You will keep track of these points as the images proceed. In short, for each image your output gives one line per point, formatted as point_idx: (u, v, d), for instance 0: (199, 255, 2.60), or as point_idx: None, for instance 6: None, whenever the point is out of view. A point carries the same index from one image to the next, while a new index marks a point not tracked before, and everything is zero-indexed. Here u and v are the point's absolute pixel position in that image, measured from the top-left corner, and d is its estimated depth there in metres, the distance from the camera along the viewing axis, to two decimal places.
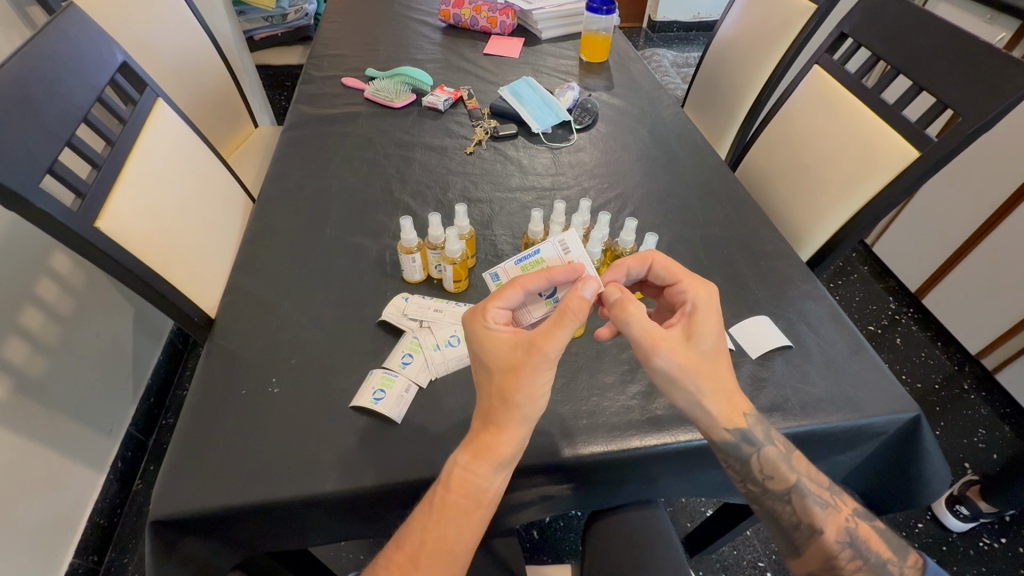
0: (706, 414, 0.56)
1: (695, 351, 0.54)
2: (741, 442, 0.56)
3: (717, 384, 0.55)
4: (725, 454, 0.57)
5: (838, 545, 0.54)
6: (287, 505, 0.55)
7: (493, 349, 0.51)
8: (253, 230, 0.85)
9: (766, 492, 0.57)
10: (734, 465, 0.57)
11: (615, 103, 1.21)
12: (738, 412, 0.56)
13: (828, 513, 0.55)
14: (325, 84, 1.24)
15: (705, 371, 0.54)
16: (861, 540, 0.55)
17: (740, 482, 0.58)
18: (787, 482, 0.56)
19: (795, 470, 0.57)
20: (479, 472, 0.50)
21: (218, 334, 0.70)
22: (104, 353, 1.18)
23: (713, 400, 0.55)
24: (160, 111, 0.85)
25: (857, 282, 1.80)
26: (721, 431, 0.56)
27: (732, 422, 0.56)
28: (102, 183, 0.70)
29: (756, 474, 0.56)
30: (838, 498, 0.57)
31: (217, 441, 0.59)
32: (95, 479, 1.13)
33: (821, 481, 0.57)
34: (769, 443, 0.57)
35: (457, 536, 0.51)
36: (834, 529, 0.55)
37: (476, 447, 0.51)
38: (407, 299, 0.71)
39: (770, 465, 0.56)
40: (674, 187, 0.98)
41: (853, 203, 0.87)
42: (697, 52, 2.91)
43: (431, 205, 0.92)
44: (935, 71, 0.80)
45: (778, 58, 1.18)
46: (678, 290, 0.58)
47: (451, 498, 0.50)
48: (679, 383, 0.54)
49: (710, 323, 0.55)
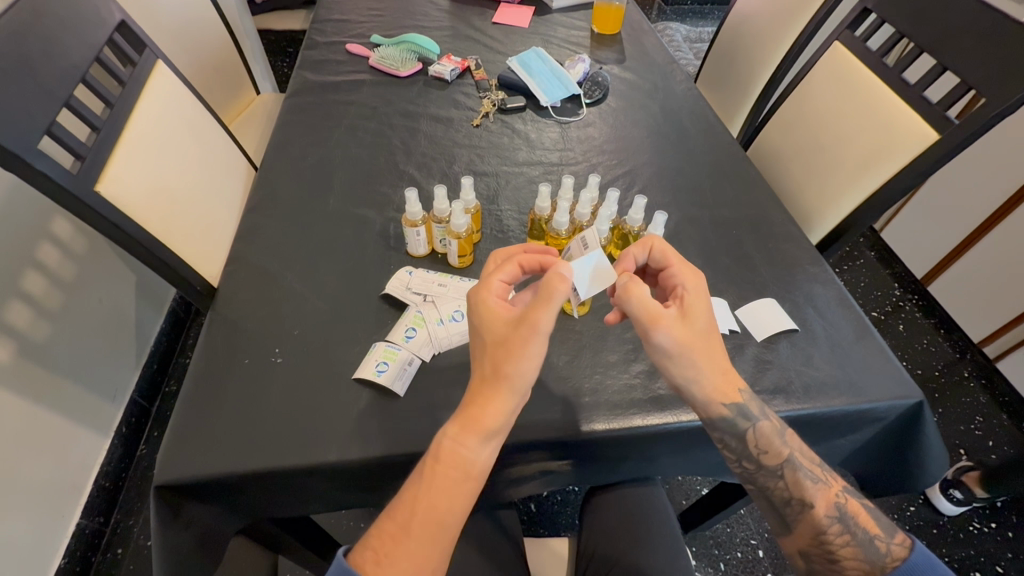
0: (702, 390, 0.55)
1: (691, 330, 0.54)
2: (737, 416, 0.56)
3: (712, 359, 0.55)
4: (721, 432, 0.57)
5: (827, 519, 0.54)
6: (290, 473, 0.56)
7: (491, 325, 0.52)
8: (255, 199, 0.83)
9: (760, 468, 0.57)
10: (730, 443, 0.57)
11: (626, 77, 1.18)
12: (734, 386, 0.56)
13: (818, 488, 0.55)
14: (329, 50, 1.20)
15: (701, 350, 0.54)
16: (850, 515, 0.54)
17: (735, 460, 0.58)
18: (781, 456, 0.56)
19: (789, 445, 0.57)
20: (467, 444, 0.50)
21: (221, 303, 0.69)
22: (106, 319, 1.18)
23: (708, 376, 0.55)
24: (161, 74, 0.82)
25: (862, 267, 1.78)
26: (717, 406, 0.55)
27: (729, 398, 0.56)
28: (102, 147, 0.68)
29: (751, 450, 0.56)
30: (829, 475, 0.57)
31: (221, 409, 0.59)
32: (99, 442, 1.15)
33: (815, 458, 0.57)
34: (763, 418, 0.57)
35: (434, 504, 0.49)
36: (823, 504, 0.54)
37: (464, 419, 0.50)
38: (411, 273, 0.71)
39: (765, 440, 0.56)
40: (684, 165, 0.96)
41: (867, 186, 0.85)
42: (710, 27, 2.83)
43: (436, 177, 0.90)
44: (960, 50, 0.77)
45: (797, 33, 1.14)
46: (671, 276, 0.58)
47: (441, 468, 0.50)
48: (676, 359, 0.54)
49: (701, 304, 0.55)
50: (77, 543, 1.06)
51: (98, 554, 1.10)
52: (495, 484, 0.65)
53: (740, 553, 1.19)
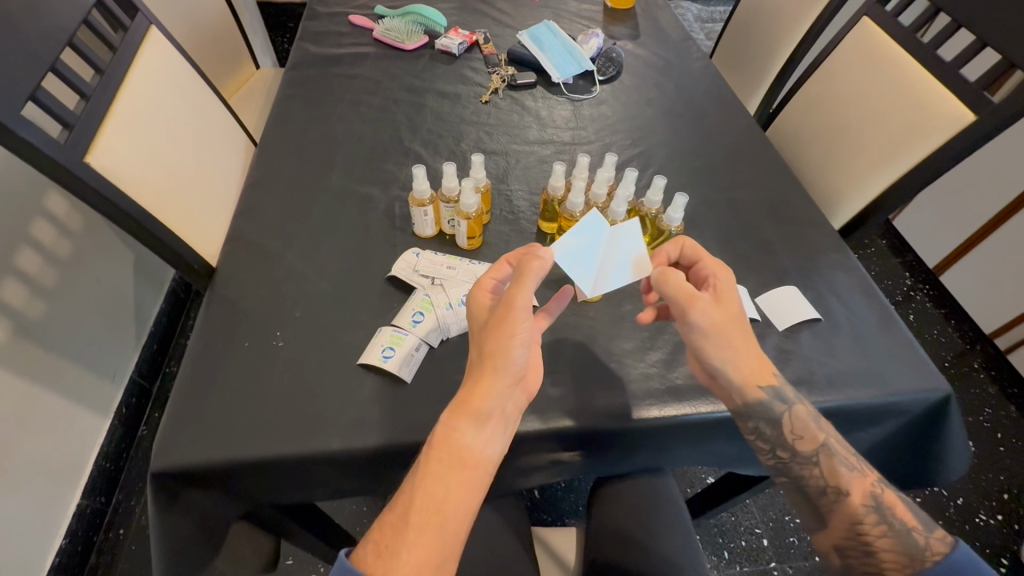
0: (737, 373, 0.55)
1: (727, 313, 0.56)
2: (774, 399, 0.55)
3: (744, 342, 0.55)
4: (753, 419, 0.55)
5: (864, 509, 0.50)
6: (293, 461, 0.54)
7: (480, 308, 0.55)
8: (254, 176, 0.80)
9: (795, 455, 0.54)
10: (764, 431, 0.55)
11: (640, 54, 1.13)
12: (767, 370, 0.56)
13: (854, 475, 0.52)
14: (331, 21, 1.15)
15: (736, 331, 0.55)
16: (887, 505, 0.50)
17: (769, 451, 0.55)
18: (816, 441, 0.53)
19: (824, 431, 0.54)
20: (461, 428, 0.49)
21: (220, 284, 0.67)
22: (104, 299, 1.16)
23: (744, 358, 0.55)
24: (155, 40, 0.78)
25: (874, 255, 1.74)
26: (754, 389, 0.55)
27: (763, 380, 0.55)
28: (91, 116, 0.64)
29: (786, 436, 0.54)
30: (865, 464, 0.53)
31: (221, 394, 0.57)
32: (99, 423, 1.13)
33: (852, 448, 0.54)
34: (799, 401, 0.55)
35: (434, 492, 0.47)
36: (859, 492, 0.51)
37: (458, 404, 0.50)
38: (418, 254, 0.68)
39: (801, 424, 0.54)
40: (702, 146, 0.92)
41: (894, 170, 0.82)
42: (723, 6, 2.74)
43: (443, 155, 0.87)
44: (1001, 26, 0.73)
45: (820, 9, 1.08)
46: (700, 269, 0.61)
47: (434, 454, 0.48)
48: (712, 340, 0.55)
49: (733, 292, 0.57)
50: (79, 524, 1.05)
51: (101, 535, 1.09)
52: (505, 474, 0.63)
53: (744, 542, 1.18)
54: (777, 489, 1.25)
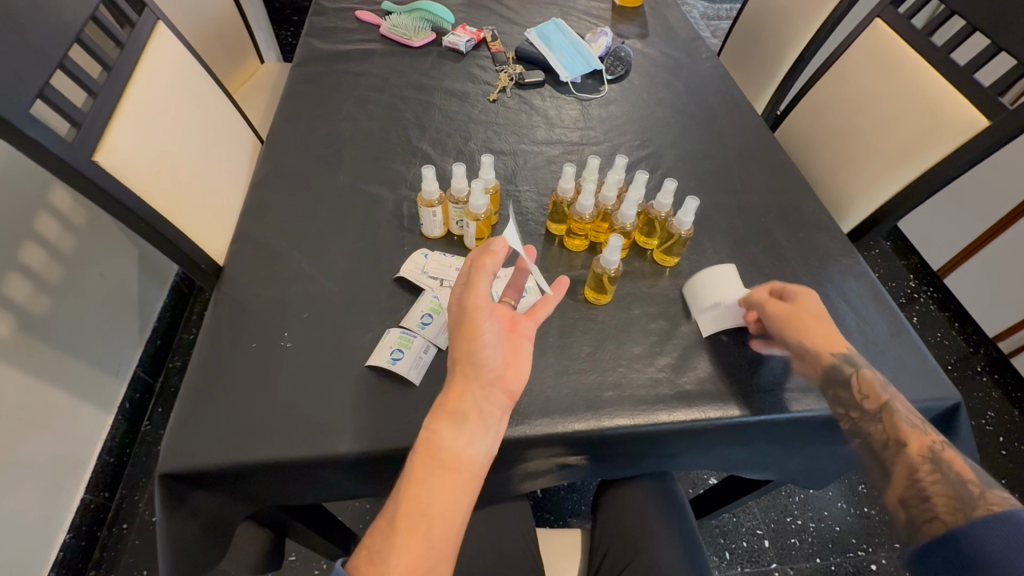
0: (817, 341, 0.60)
1: (808, 296, 0.63)
2: (848, 363, 0.59)
3: (817, 320, 0.61)
4: (829, 383, 0.59)
5: (920, 459, 0.51)
6: (301, 464, 0.54)
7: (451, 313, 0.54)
8: (261, 173, 0.80)
9: (862, 413, 0.56)
10: (835, 395, 0.58)
11: (649, 53, 1.12)
12: (842, 341, 0.61)
13: (914, 431, 0.53)
14: (338, 17, 1.14)
15: (817, 310, 0.62)
16: (946, 461, 0.50)
17: (841, 412, 0.58)
18: (880, 400, 0.56)
19: (889, 393, 0.57)
20: (440, 431, 0.49)
21: (227, 283, 0.66)
22: (107, 294, 1.15)
23: (824, 329, 0.61)
24: (162, 36, 0.77)
25: (879, 257, 1.74)
26: (832, 354, 0.59)
27: (834, 348, 0.60)
28: (99, 113, 0.63)
29: (854, 395, 0.57)
30: (930, 427, 0.54)
31: (229, 396, 0.57)
32: (102, 418, 1.13)
33: (916, 412, 0.56)
34: (865, 367, 0.59)
35: (419, 496, 0.47)
36: (917, 444, 0.52)
37: (436, 408, 0.50)
38: (426, 256, 0.68)
39: (867, 385, 0.57)
40: (711, 147, 0.91)
41: (905, 174, 0.81)
42: (730, 4, 2.72)
43: (451, 154, 0.86)
44: (1016, 31, 0.72)
45: (831, 9, 1.07)
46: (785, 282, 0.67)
47: (415, 460, 0.48)
48: (787, 327, 0.60)
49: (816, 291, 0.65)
50: (82, 519, 1.05)
51: (104, 530, 1.09)
52: (512, 477, 0.63)
53: (745, 542, 1.18)
54: (779, 491, 1.25)
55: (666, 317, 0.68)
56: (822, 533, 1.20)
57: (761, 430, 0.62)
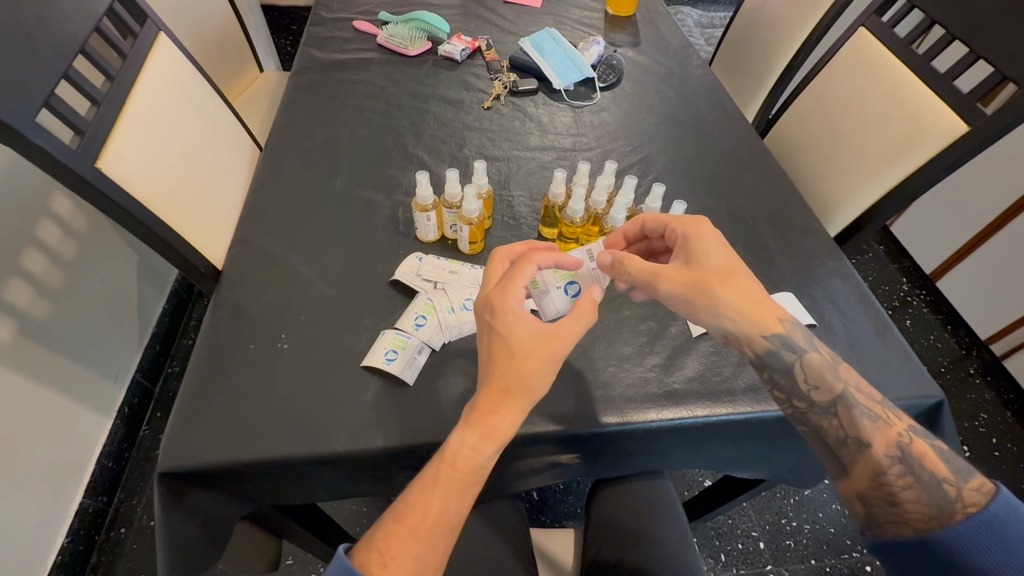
0: (740, 326, 0.54)
1: (699, 271, 0.55)
2: (784, 348, 0.54)
3: (730, 285, 0.54)
4: (769, 369, 0.54)
5: (888, 460, 0.48)
6: (297, 462, 0.55)
7: (516, 333, 0.50)
8: (260, 180, 0.81)
9: (813, 405, 0.52)
10: (779, 382, 0.54)
11: (641, 61, 1.14)
12: (773, 317, 0.54)
13: (877, 426, 0.49)
14: (336, 27, 1.17)
15: (718, 284, 0.54)
16: (915, 457, 0.48)
17: (785, 401, 0.54)
18: (833, 392, 0.51)
19: (843, 380, 0.52)
20: (486, 453, 0.48)
21: (226, 287, 0.68)
22: (107, 300, 1.17)
23: (738, 310, 0.54)
24: (164, 46, 0.79)
25: (871, 261, 1.75)
26: (760, 340, 0.54)
27: (769, 327, 0.54)
28: (102, 122, 0.65)
29: (801, 386, 0.53)
30: (892, 413, 0.50)
31: (227, 396, 0.58)
32: (101, 423, 1.14)
33: (873, 396, 0.51)
34: (811, 350, 0.54)
35: (445, 506, 0.47)
36: (883, 443, 0.48)
37: (486, 427, 0.48)
38: (421, 259, 0.69)
39: (814, 373, 0.52)
40: (701, 152, 0.93)
41: (889, 178, 0.83)
42: (723, 12, 2.76)
43: (446, 161, 0.88)
44: (994, 39, 0.74)
45: (818, 19, 1.10)
46: (672, 233, 0.60)
47: (457, 476, 0.47)
48: (695, 305, 0.54)
49: (705, 247, 0.56)
50: (80, 523, 1.06)
51: (102, 535, 1.10)
52: (505, 476, 0.64)
53: (740, 544, 1.19)
54: (773, 493, 1.26)
55: (655, 319, 0.69)
56: (817, 534, 1.20)
57: (748, 428, 0.63)
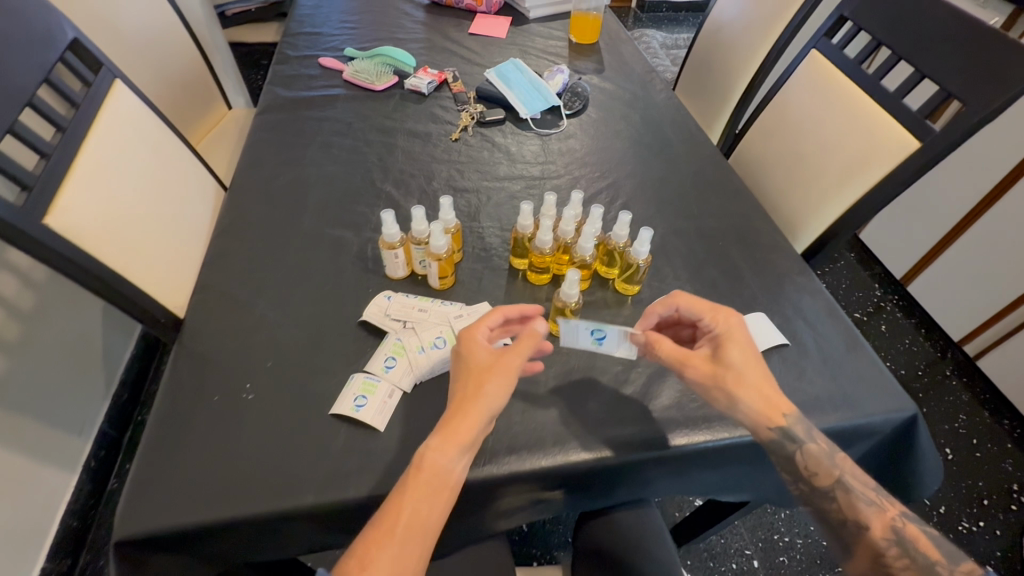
0: (747, 416, 0.57)
1: (721, 365, 0.59)
2: (785, 439, 0.56)
3: (748, 383, 0.58)
4: (773, 457, 0.57)
5: (884, 542, 0.50)
6: (264, 521, 0.52)
7: (473, 352, 0.54)
8: (224, 222, 0.80)
9: (813, 490, 0.55)
10: (783, 468, 0.57)
11: (606, 87, 1.16)
12: (778, 410, 0.57)
13: (872, 510, 0.52)
14: (302, 64, 1.17)
15: (735, 381, 0.58)
16: (909, 540, 0.49)
17: (790, 485, 0.57)
18: (831, 477, 0.54)
19: (839, 467, 0.55)
20: (448, 454, 0.49)
21: (188, 336, 0.65)
22: (70, 350, 1.13)
23: (750, 403, 0.57)
24: (119, 94, 0.77)
25: (844, 269, 1.79)
26: (765, 430, 0.56)
27: (775, 421, 0.56)
28: (51, 175, 0.63)
29: (802, 473, 0.55)
30: (885, 499, 0.53)
31: (188, 454, 0.55)
32: (66, 480, 1.09)
33: (869, 481, 0.54)
34: (810, 438, 0.56)
35: (416, 510, 0.48)
36: (879, 526, 0.51)
37: (446, 429, 0.50)
38: (389, 298, 0.67)
39: (813, 461, 0.55)
40: (667, 175, 0.95)
41: (850, 194, 0.85)
42: (686, 33, 2.86)
43: (415, 195, 0.87)
44: (937, 59, 0.77)
45: (773, 41, 1.14)
46: (704, 325, 0.62)
47: (423, 476, 0.49)
48: (710, 395, 0.59)
49: (733, 343, 0.60)
50: None
51: None
52: (485, 518, 0.62)
53: (735, 564, 1.17)
54: (764, 508, 1.25)
55: None
56: (810, 548, 1.19)
57: (729, 454, 0.62)
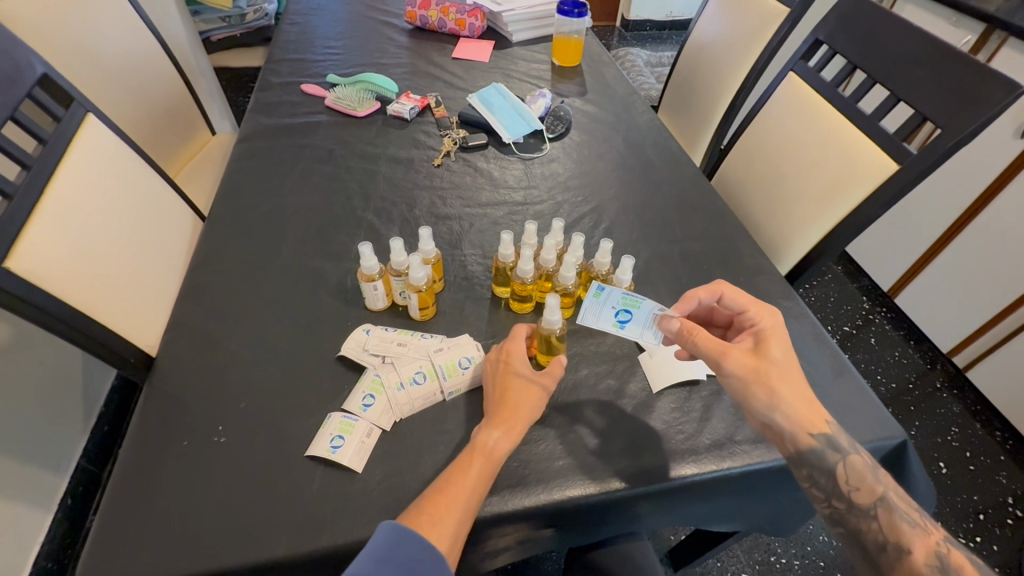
0: (787, 419, 0.55)
1: (763, 360, 0.58)
2: (827, 448, 0.55)
3: (791, 381, 0.57)
4: (810, 468, 0.55)
5: (927, 569, 0.46)
6: (235, 574, 0.50)
7: (514, 366, 0.59)
8: (200, 255, 0.78)
9: (852, 507, 0.52)
10: (819, 481, 0.54)
11: (588, 110, 1.17)
12: (820, 417, 0.56)
13: (915, 532, 0.49)
14: (284, 91, 1.17)
15: (779, 378, 0.57)
16: (953, 567, 0.45)
17: (824, 500, 0.54)
18: (873, 493, 0.52)
19: (882, 483, 0.52)
20: (501, 439, 0.54)
21: (159, 377, 0.63)
22: (46, 384, 1.10)
23: (793, 404, 0.56)
24: (90, 128, 0.76)
25: (832, 283, 1.80)
26: (806, 436, 0.55)
27: (816, 427, 0.55)
28: (14, 216, 0.60)
29: (841, 485, 0.53)
30: (930, 523, 0.49)
31: (156, 503, 0.53)
32: (41, 519, 1.05)
33: (913, 503, 0.51)
34: (854, 451, 0.54)
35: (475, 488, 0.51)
36: (921, 551, 0.47)
37: (503, 420, 0.55)
38: (368, 332, 0.66)
39: (856, 475, 0.53)
40: (651, 198, 0.94)
41: (832, 216, 0.85)
42: (670, 51, 2.91)
43: (397, 223, 0.86)
44: (911, 82, 0.78)
45: (751, 63, 1.16)
46: (746, 318, 0.62)
47: (478, 458, 0.52)
48: (751, 390, 0.57)
49: (777, 340, 0.59)
50: None
51: None
52: (470, 558, 0.60)
53: None
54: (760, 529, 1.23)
55: (614, 376, 0.67)
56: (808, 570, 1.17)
57: (717, 485, 0.61)
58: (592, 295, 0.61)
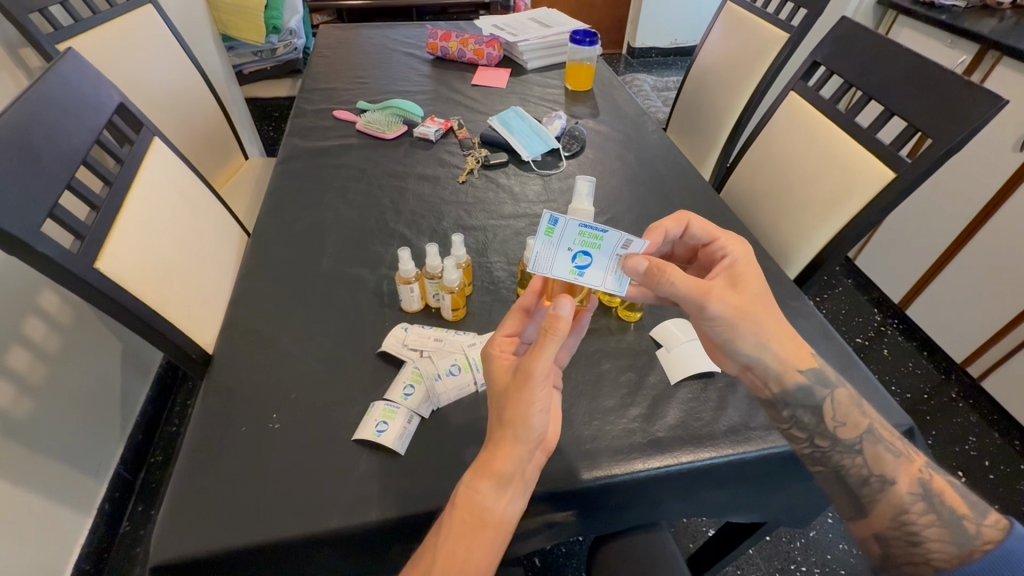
0: (775, 358, 0.59)
1: (743, 296, 0.59)
2: (814, 383, 0.59)
3: (771, 317, 0.60)
4: (794, 405, 0.59)
5: (911, 497, 0.51)
6: (293, 543, 0.55)
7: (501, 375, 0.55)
8: (249, 264, 0.85)
9: (836, 443, 0.56)
10: (803, 418, 0.58)
11: (601, 130, 1.24)
12: (806, 355, 0.61)
13: (900, 462, 0.54)
14: (317, 117, 1.26)
15: (761, 312, 0.59)
16: (935, 493, 0.51)
17: (807, 439, 0.58)
18: (858, 428, 0.56)
19: (868, 417, 0.57)
20: (482, 490, 0.51)
21: (217, 371, 0.69)
22: (90, 391, 1.16)
23: (778, 341, 0.59)
24: (157, 151, 0.85)
25: (842, 295, 1.83)
26: (794, 373, 0.59)
27: (803, 363, 0.60)
28: (100, 225, 0.69)
29: (828, 420, 0.57)
30: (912, 451, 0.55)
31: (219, 482, 0.58)
32: (81, 522, 1.10)
33: (895, 433, 0.56)
34: (839, 388, 0.59)
35: (459, 548, 0.50)
36: (906, 480, 0.52)
37: (481, 466, 0.52)
38: (406, 330, 0.72)
39: (842, 411, 0.57)
40: (662, 209, 1.00)
41: (835, 222, 0.90)
42: (675, 76, 3.02)
43: (426, 234, 0.93)
44: (903, 97, 0.84)
45: (755, 84, 1.24)
46: (716, 247, 0.65)
47: (459, 515, 0.51)
48: (738, 328, 0.58)
49: (750, 271, 0.61)
50: None
51: None
52: None
53: None
54: (779, 537, 1.24)
55: (634, 369, 0.72)
56: None
57: (735, 471, 0.64)
58: (545, 233, 0.53)
